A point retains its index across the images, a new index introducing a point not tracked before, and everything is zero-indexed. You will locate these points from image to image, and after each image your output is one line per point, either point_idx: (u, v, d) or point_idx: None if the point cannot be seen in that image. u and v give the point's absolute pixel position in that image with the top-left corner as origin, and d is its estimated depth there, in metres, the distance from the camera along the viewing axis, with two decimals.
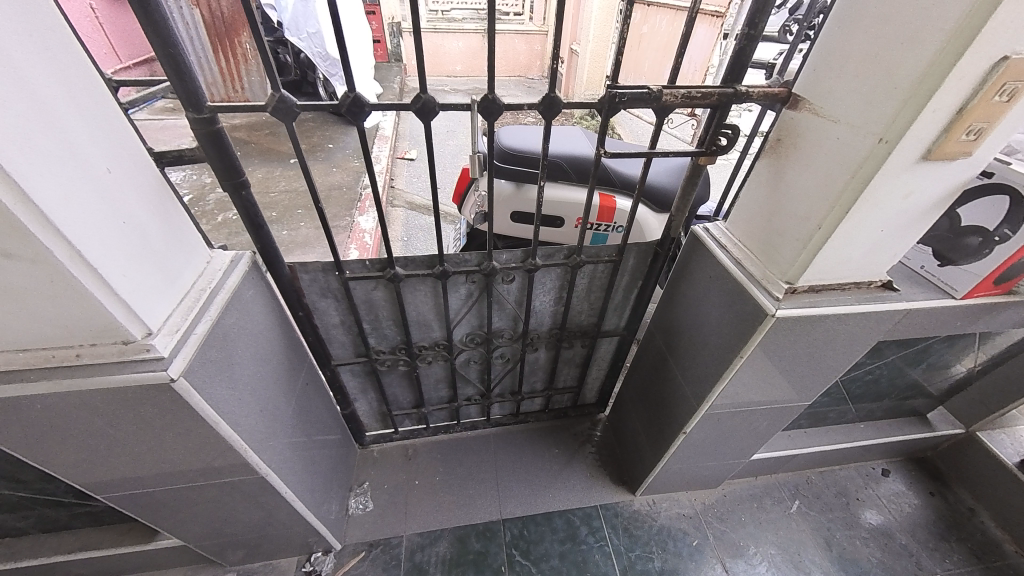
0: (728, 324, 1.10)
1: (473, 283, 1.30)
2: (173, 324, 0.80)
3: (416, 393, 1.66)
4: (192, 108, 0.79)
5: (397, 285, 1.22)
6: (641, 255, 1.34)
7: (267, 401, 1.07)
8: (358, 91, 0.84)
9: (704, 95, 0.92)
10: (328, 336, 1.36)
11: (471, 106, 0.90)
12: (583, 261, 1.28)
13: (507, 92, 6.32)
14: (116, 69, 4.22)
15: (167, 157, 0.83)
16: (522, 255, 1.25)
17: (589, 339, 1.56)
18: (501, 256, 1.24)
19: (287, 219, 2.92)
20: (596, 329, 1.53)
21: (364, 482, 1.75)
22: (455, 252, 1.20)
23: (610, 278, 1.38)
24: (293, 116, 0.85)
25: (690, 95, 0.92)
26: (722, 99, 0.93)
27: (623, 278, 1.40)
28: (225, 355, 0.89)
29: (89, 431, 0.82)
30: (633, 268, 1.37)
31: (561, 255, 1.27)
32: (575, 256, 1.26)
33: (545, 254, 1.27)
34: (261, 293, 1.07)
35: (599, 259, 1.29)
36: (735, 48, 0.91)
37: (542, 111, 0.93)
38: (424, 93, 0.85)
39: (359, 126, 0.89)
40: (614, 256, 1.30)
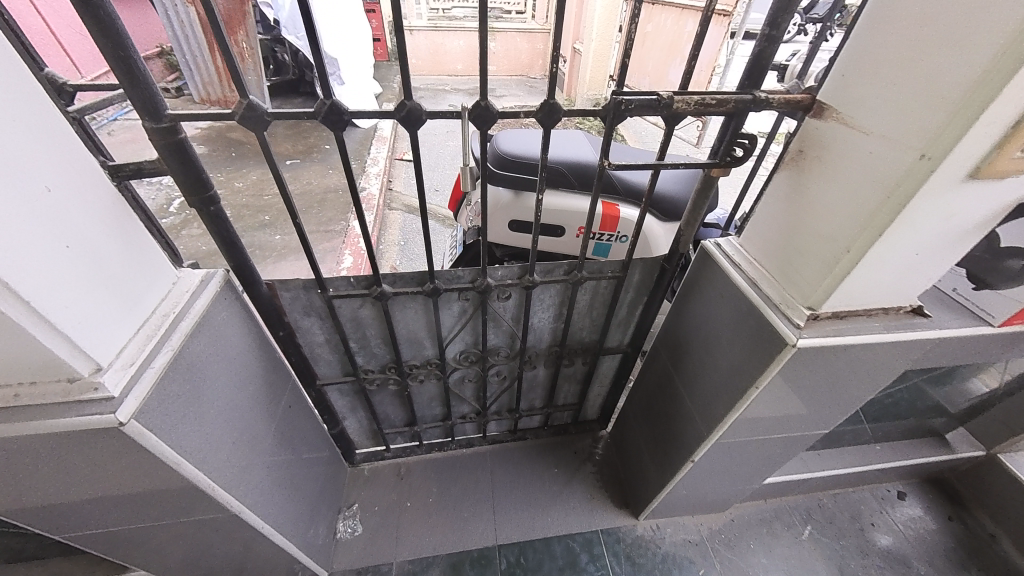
0: (740, 348, 1.02)
1: (466, 300, 1.22)
2: (127, 357, 0.72)
3: (408, 411, 1.58)
4: (151, 118, 0.71)
5: (384, 303, 1.14)
6: (647, 270, 1.26)
7: (243, 431, 0.99)
8: (336, 98, 0.76)
9: (720, 102, 0.83)
10: (313, 355, 1.28)
11: (461, 114, 0.81)
12: (585, 277, 1.19)
13: (509, 92, 6.23)
14: (110, 68, 4.13)
15: (125, 170, 0.75)
16: (519, 271, 1.16)
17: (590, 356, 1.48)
18: (496, 272, 1.16)
19: (281, 223, 2.84)
20: (598, 347, 1.45)
21: (354, 504, 1.67)
22: (447, 268, 1.12)
23: (613, 294, 1.30)
24: (265, 125, 0.77)
25: (703, 102, 0.83)
26: (740, 108, 0.85)
27: (627, 294, 1.32)
28: (191, 387, 0.81)
29: (37, 475, 0.74)
30: (638, 284, 1.29)
31: (561, 271, 1.19)
32: (576, 272, 1.17)
33: (544, 270, 1.18)
34: (236, 313, 0.99)
35: (602, 274, 1.20)
36: (753, 50, 0.82)
37: (540, 119, 0.84)
38: (410, 100, 0.77)
39: (338, 136, 0.80)
40: (618, 271, 1.22)
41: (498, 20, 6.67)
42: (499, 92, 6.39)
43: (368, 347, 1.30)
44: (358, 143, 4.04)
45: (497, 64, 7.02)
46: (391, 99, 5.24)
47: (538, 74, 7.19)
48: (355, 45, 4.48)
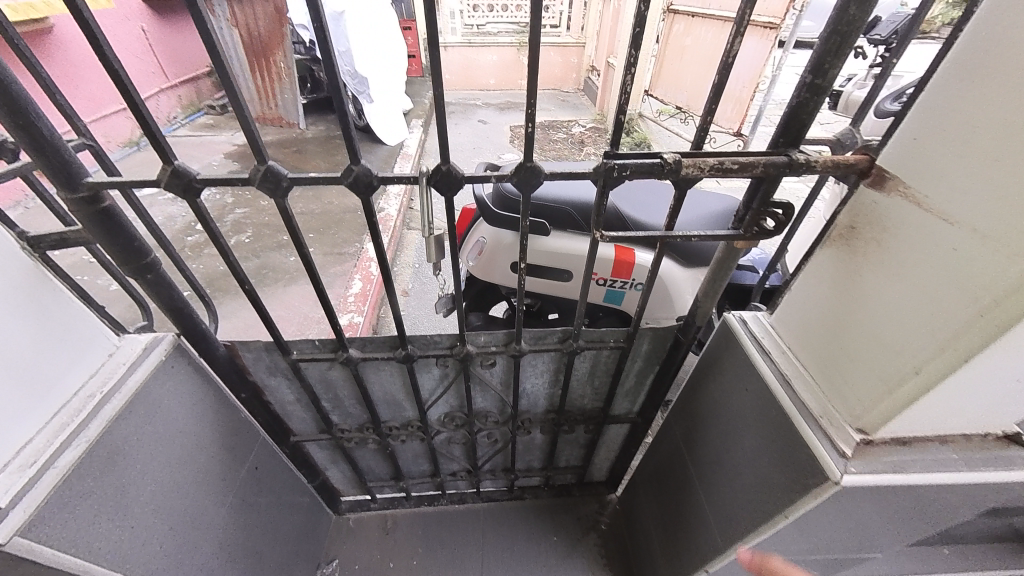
0: (766, 457, 0.82)
1: (446, 366, 1.09)
2: (29, 455, 0.64)
3: (392, 466, 1.47)
4: (67, 188, 0.62)
5: (353, 368, 1.03)
6: (657, 340, 1.08)
7: (184, 512, 0.89)
8: (272, 163, 0.64)
9: (748, 166, 0.65)
10: (285, 411, 1.19)
11: (418, 179, 0.67)
12: (581, 347, 1.04)
13: (540, 107, 6.15)
14: (162, 88, 4.40)
15: (46, 241, 0.67)
16: (505, 337, 1.02)
17: (593, 426, 1.30)
18: (478, 338, 1.03)
19: (297, 243, 2.84)
20: (601, 416, 1.27)
21: (334, 559, 1.56)
22: (421, 333, 1.00)
23: (617, 363, 1.12)
24: (197, 192, 0.66)
25: (722, 166, 0.66)
26: (775, 173, 0.67)
27: (635, 363, 1.14)
28: (112, 479, 0.73)
29: None
30: (647, 354, 1.11)
31: (554, 340, 1.04)
32: (571, 341, 1.02)
33: (534, 337, 1.03)
34: (186, 381, 0.89)
35: (603, 345, 1.04)
36: (790, 104, 0.65)
37: (518, 184, 0.69)
38: (356, 165, 0.64)
39: (281, 204, 0.68)
40: (622, 341, 1.05)
41: (532, 34, 6.60)
42: (530, 107, 6.31)
43: (343, 405, 1.20)
44: (383, 161, 4.06)
45: (529, 78, 6.95)
46: (421, 115, 5.27)
47: (571, 87, 7.05)
48: (386, 64, 4.53)
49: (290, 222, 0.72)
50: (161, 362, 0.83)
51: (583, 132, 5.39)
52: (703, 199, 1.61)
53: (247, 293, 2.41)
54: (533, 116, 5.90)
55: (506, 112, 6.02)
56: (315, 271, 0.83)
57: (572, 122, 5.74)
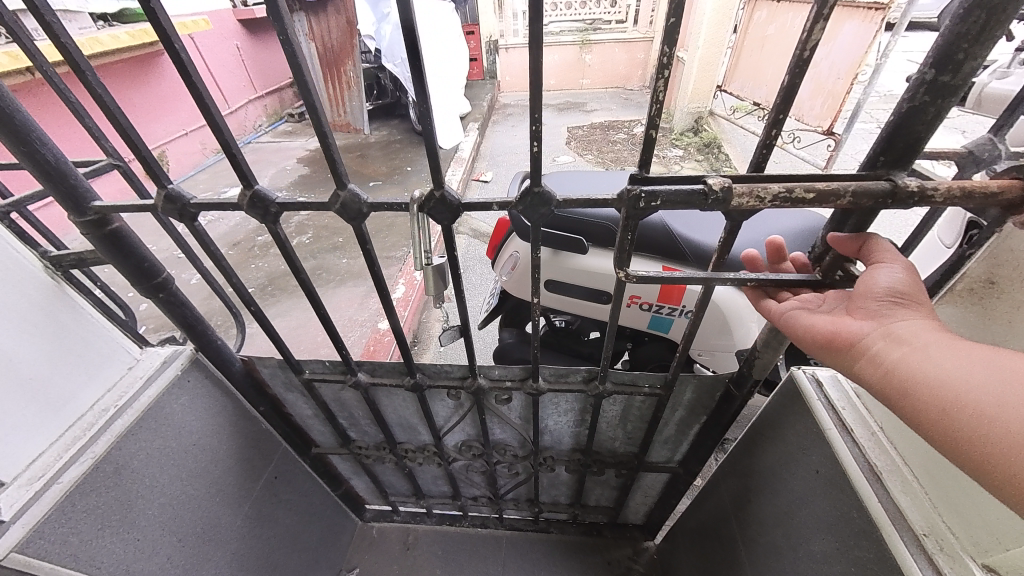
0: (838, 561, 0.70)
1: (458, 397, 1.03)
2: (38, 468, 0.66)
3: (412, 484, 1.44)
4: (76, 213, 0.64)
5: (363, 392, 1.02)
6: (702, 389, 0.92)
7: (195, 524, 0.91)
8: (259, 187, 0.62)
9: (823, 194, 0.50)
10: (305, 424, 1.20)
11: (408, 206, 0.63)
12: (608, 391, 0.91)
13: (601, 107, 5.91)
14: (250, 99, 4.87)
15: (67, 260, 0.71)
16: (522, 373, 0.94)
17: (625, 473, 1.16)
18: (492, 371, 0.95)
19: (351, 246, 2.96)
20: (635, 464, 1.12)
21: (354, 568, 1.56)
22: (431, 362, 0.96)
23: (652, 409, 0.98)
24: (194, 216, 0.66)
25: (787, 196, 0.51)
26: (860, 203, 0.52)
27: (675, 411, 0.98)
28: (118, 494, 0.74)
29: None
30: (690, 402, 0.95)
31: (578, 379, 0.92)
32: (595, 383, 0.90)
33: (554, 375, 0.93)
34: (202, 395, 0.91)
35: (634, 390, 0.90)
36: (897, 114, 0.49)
37: (522, 212, 0.59)
38: (343, 191, 0.61)
39: (273, 229, 0.67)
40: (659, 387, 0.90)
41: (596, 31, 6.36)
42: (590, 107, 6.09)
43: (360, 422, 1.18)
44: (437, 165, 4.13)
45: (592, 77, 6.70)
46: (478, 118, 5.29)
47: (637, 85, 6.68)
48: (445, 69, 4.60)
49: (281, 242, 0.71)
50: (177, 378, 0.85)
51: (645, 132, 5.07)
52: (779, 216, 1.35)
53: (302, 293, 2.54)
54: (592, 117, 5.68)
55: (564, 113, 5.85)
56: (315, 294, 0.81)
57: (634, 122, 5.42)
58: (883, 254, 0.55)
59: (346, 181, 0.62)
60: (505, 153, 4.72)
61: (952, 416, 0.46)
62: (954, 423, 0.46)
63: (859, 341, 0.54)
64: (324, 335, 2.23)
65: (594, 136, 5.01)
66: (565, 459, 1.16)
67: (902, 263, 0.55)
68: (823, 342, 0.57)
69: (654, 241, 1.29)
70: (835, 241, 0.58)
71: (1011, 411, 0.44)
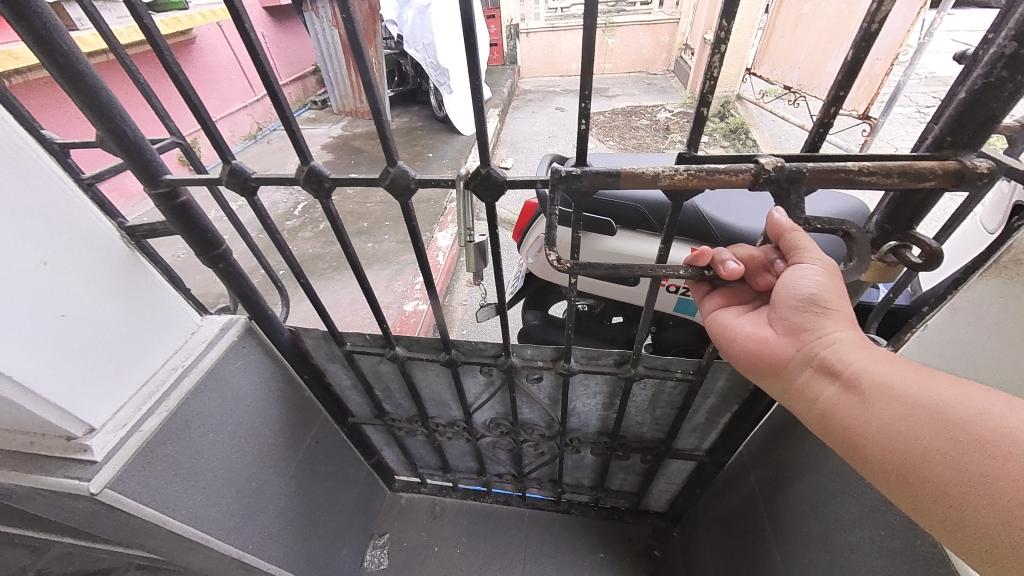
0: (878, 522, 0.73)
1: (490, 375, 1.08)
2: (121, 418, 0.73)
3: (440, 458, 1.52)
4: (153, 184, 0.70)
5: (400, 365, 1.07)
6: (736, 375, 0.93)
7: (250, 478, 0.99)
8: (314, 162, 0.69)
9: (833, 173, 0.54)
10: (344, 395, 1.28)
11: (454, 183, 0.66)
12: (639, 374, 0.94)
13: (623, 93, 5.82)
14: (275, 87, 4.96)
15: (139, 231, 0.76)
16: (553, 353, 0.97)
17: (651, 459, 1.18)
18: (525, 351, 0.99)
19: (375, 230, 3.03)
20: (662, 450, 1.15)
21: (385, 533, 1.65)
22: (466, 339, 1.00)
23: (682, 394, 1.00)
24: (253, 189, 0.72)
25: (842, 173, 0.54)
26: (907, 184, 0.54)
27: (705, 398, 1.01)
28: (186, 446, 0.82)
29: (56, 508, 0.81)
30: (722, 389, 0.97)
31: (609, 361, 0.96)
32: (627, 366, 0.93)
33: (586, 357, 0.96)
34: (254, 361, 0.98)
35: (666, 374, 0.92)
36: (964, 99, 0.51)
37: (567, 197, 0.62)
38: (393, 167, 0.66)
39: (324, 205, 0.73)
40: (691, 373, 0.93)
41: (620, 14, 6.24)
42: (613, 93, 5.99)
43: (396, 395, 1.24)
44: (459, 151, 4.16)
45: (614, 61, 6.57)
46: (498, 104, 5.27)
47: (660, 69, 6.52)
48: (466, 54, 4.58)
49: (334, 220, 0.78)
50: (234, 344, 0.92)
51: (668, 118, 4.97)
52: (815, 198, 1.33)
53: (330, 276, 2.63)
54: (614, 102, 5.58)
55: (586, 98, 5.77)
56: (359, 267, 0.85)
57: (658, 107, 5.31)
58: (806, 254, 0.58)
59: (395, 159, 0.67)
60: (526, 140, 4.72)
61: (863, 434, 0.54)
62: (866, 436, 0.54)
63: (786, 360, 0.62)
64: (352, 316, 2.32)
65: (616, 122, 4.94)
66: (591, 443, 1.20)
67: (823, 261, 0.58)
68: (752, 358, 0.66)
69: (682, 223, 1.29)
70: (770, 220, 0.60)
71: (913, 424, 0.51)
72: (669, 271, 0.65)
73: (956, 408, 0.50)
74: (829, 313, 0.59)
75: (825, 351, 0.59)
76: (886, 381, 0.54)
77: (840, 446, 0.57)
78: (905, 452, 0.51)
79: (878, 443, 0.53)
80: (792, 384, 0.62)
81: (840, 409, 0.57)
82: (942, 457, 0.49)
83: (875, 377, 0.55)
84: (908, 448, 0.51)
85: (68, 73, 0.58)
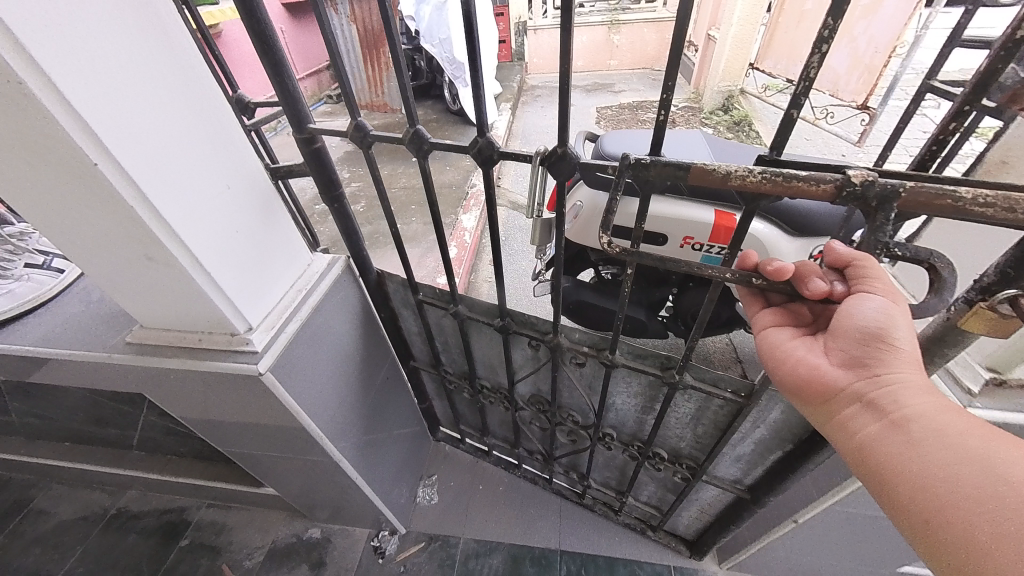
0: None
1: (537, 349, 1.22)
2: (270, 321, 0.89)
3: (482, 421, 1.68)
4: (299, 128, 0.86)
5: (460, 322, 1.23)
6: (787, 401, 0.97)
7: (346, 392, 1.19)
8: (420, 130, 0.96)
9: (937, 199, 0.49)
10: (408, 339, 1.46)
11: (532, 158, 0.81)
12: (684, 382, 1.03)
13: (629, 88, 6.01)
14: (294, 81, 5.13)
15: (280, 172, 0.93)
16: (600, 343, 1.09)
17: (688, 475, 1.28)
18: (574, 334, 1.12)
19: (402, 213, 3.20)
20: (700, 468, 1.24)
21: (433, 474, 1.82)
22: (519, 310, 1.14)
23: (726, 414, 1.08)
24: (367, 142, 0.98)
25: (955, 197, 0.49)
26: None
27: (755, 426, 1.07)
28: (311, 352, 1.00)
29: (206, 400, 0.99)
30: (774, 421, 1.03)
31: (652, 365, 1.07)
32: (672, 372, 1.03)
33: (634, 353, 1.07)
34: (351, 294, 1.15)
35: (713, 389, 1.01)
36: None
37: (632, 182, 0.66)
38: (483, 140, 0.83)
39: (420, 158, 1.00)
40: (740, 395, 1.00)
41: (625, 12, 6.42)
42: (619, 88, 6.17)
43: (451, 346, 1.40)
44: None
45: (620, 58, 6.75)
46: (509, 98, 5.45)
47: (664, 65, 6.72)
48: None
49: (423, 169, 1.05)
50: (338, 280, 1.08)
51: (674, 112, 5.16)
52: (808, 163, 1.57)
53: None
54: (621, 97, 5.78)
55: (593, 93, 5.96)
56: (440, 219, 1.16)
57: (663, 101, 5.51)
58: (875, 283, 0.60)
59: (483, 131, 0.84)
60: (537, 133, 4.92)
61: (899, 469, 0.58)
62: (902, 471, 0.58)
63: (836, 389, 0.66)
64: None
65: (623, 116, 5.13)
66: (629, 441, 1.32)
67: (888, 291, 0.60)
68: (800, 384, 0.70)
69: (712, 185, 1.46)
70: (833, 250, 0.65)
71: (951, 470, 0.54)
72: (715, 273, 0.66)
73: (1008, 463, 0.52)
74: (894, 350, 0.61)
75: (877, 390, 0.62)
76: (938, 429, 0.57)
77: (872, 481, 0.61)
78: (936, 491, 0.55)
79: (906, 478, 0.57)
80: (836, 415, 0.66)
81: (882, 442, 0.60)
82: (971, 495, 0.52)
83: (930, 422, 0.58)
84: (939, 486, 0.55)
85: (259, 31, 0.74)
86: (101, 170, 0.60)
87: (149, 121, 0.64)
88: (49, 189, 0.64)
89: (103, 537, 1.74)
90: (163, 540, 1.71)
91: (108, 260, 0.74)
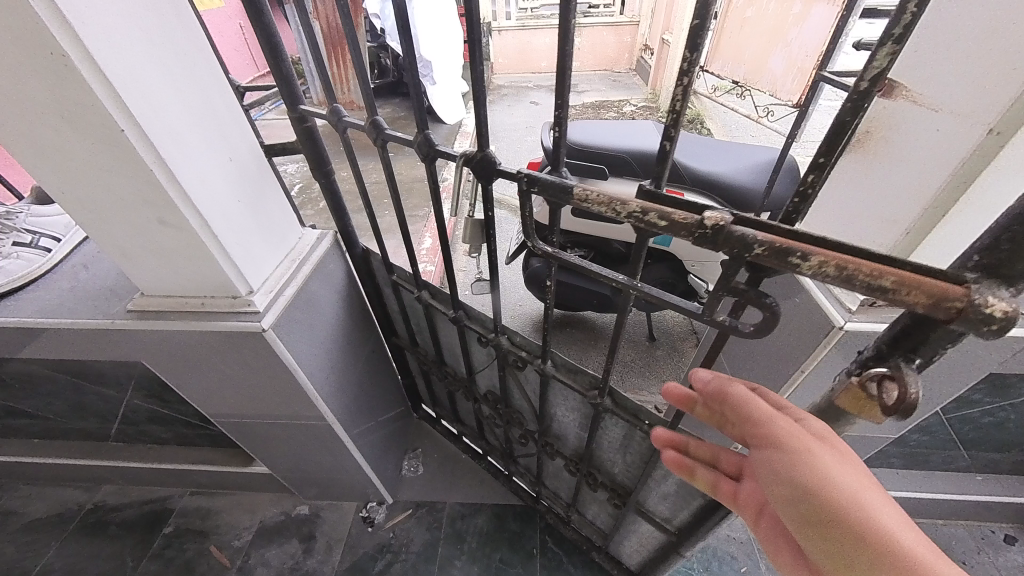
0: None
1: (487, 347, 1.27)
2: (270, 285, 0.97)
3: (451, 406, 1.75)
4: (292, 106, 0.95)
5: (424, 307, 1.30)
6: None
7: (338, 358, 1.28)
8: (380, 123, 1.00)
9: (782, 259, 0.50)
10: (387, 315, 1.53)
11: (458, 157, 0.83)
12: (605, 406, 1.04)
13: (592, 88, 6.28)
14: (255, 77, 5.02)
15: (275, 148, 1.01)
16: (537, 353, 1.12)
17: (617, 502, 1.28)
18: (517, 338, 1.16)
19: (375, 207, 3.26)
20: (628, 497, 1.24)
21: (418, 447, 1.91)
22: (471, 306, 1.19)
23: (650, 444, 1.07)
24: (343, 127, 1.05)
25: (795, 260, 0.49)
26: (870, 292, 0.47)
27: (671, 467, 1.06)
28: (307, 316, 1.08)
29: (207, 363, 1.05)
30: None
31: (584, 382, 1.08)
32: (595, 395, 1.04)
33: (567, 366, 1.10)
34: (340, 267, 1.24)
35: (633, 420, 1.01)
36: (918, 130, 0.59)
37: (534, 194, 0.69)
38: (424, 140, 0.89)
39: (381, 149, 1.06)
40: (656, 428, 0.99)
41: (586, 15, 6.69)
42: (582, 88, 6.43)
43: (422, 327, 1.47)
44: (444, 139, 4.44)
45: (582, 59, 7.01)
46: (477, 97, 5.58)
47: (624, 68, 7.04)
48: (448, 48, 4.85)
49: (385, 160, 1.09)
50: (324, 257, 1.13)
51: (634, 111, 5.45)
52: (743, 147, 1.77)
53: None
54: (584, 97, 6.03)
55: (557, 93, 6.18)
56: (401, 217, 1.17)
57: (624, 101, 5.80)
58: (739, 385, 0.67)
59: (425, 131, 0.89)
60: (506, 130, 5.07)
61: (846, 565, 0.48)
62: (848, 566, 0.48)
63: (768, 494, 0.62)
64: None
65: (587, 114, 5.38)
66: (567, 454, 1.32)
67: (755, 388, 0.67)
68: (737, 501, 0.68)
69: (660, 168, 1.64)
70: (697, 377, 0.71)
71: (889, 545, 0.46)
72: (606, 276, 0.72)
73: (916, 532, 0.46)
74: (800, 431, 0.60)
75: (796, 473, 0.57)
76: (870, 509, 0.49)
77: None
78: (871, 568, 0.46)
79: (774, 457, 0.57)
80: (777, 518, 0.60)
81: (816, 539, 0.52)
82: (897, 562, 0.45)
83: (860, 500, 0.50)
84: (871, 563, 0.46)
85: (259, 19, 0.83)
86: (127, 135, 0.68)
87: (167, 93, 0.72)
88: (74, 152, 0.72)
89: (80, 531, 1.72)
90: (146, 529, 1.71)
91: (122, 221, 0.82)
